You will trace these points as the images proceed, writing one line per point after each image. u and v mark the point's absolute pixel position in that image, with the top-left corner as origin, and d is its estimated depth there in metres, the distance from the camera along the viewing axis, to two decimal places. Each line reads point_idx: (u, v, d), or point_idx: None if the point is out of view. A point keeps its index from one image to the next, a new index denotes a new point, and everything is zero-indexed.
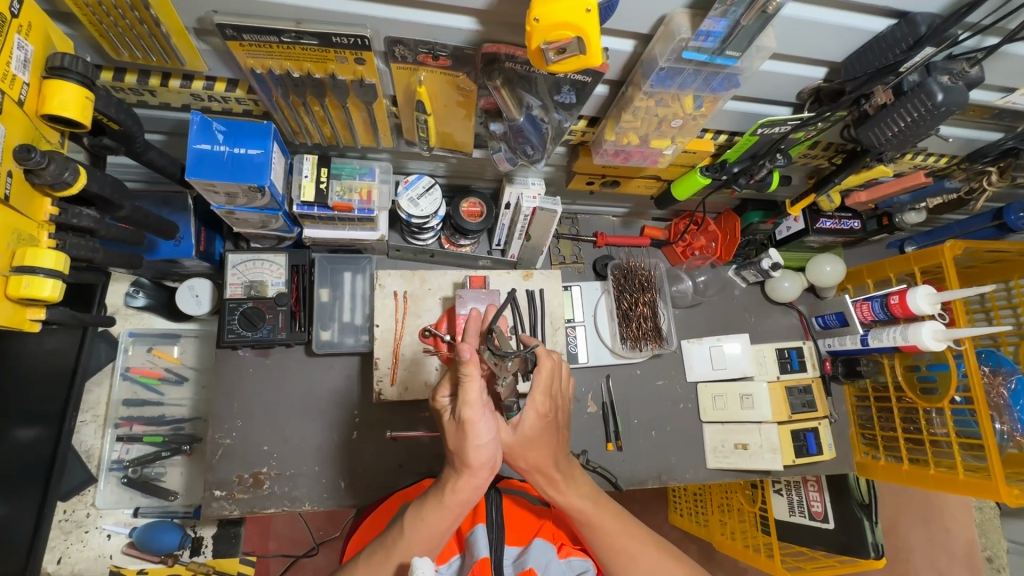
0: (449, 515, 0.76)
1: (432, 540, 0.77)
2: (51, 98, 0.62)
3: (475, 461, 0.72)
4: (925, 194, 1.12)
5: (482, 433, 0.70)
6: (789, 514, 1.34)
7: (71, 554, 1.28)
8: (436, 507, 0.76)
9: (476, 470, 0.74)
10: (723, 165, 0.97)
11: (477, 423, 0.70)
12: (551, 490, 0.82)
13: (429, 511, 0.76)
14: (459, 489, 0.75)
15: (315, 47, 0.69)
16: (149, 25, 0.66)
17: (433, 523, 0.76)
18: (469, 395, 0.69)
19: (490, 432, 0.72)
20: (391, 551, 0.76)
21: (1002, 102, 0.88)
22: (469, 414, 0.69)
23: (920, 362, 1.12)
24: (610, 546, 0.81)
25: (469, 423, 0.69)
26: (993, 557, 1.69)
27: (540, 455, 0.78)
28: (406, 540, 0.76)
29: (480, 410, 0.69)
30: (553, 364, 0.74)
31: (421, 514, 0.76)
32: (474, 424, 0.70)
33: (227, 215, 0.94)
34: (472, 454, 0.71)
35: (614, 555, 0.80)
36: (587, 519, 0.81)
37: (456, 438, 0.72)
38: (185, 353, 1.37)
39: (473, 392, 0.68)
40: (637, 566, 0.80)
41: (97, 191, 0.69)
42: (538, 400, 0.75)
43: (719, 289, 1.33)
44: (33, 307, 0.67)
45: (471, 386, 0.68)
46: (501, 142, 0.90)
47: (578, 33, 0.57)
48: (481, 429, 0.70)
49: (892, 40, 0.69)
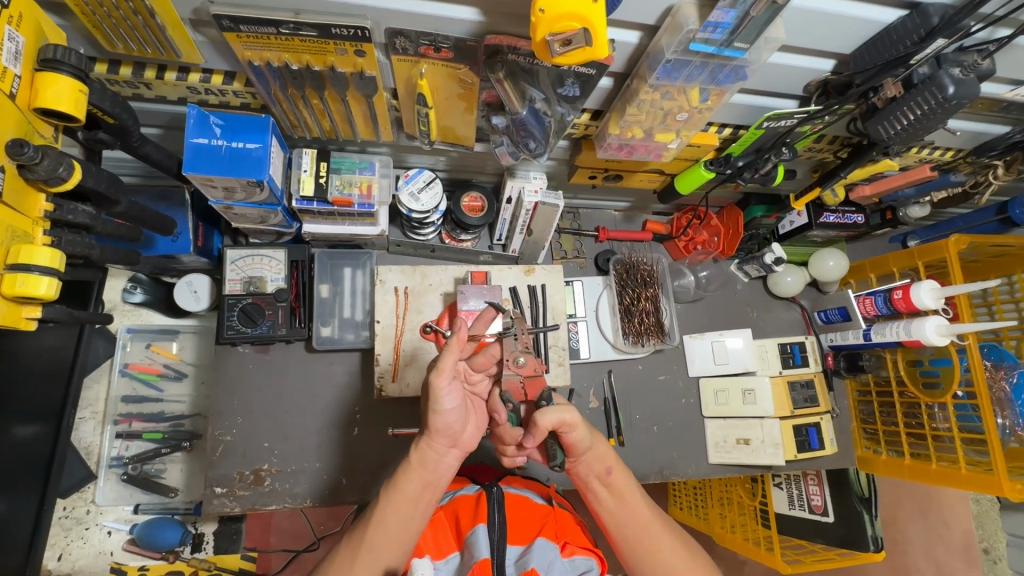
0: (416, 478, 0.76)
1: (406, 511, 0.75)
2: (44, 90, 0.61)
3: (434, 425, 0.75)
4: (929, 188, 1.11)
5: (444, 401, 0.74)
6: (788, 507, 1.35)
7: (72, 551, 1.28)
8: (404, 472, 0.76)
9: (434, 435, 0.76)
10: (728, 159, 0.95)
11: (441, 390, 0.73)
12: (598, 451, 0.81)
13: (400, 478, 0.76)
14: (420, 452, 0.77)
15: (314, 39, 0.68)
16: (143, 16, 0.64)
17: (402, 487, 0.75)
18: (442, 363, 0.72)
19: (454, 401, 0.75)
20: (367, 528, 0.73)
21: (1011, 95, 0.87)
22: (435, 379, 0.73)
23: (922, 357, 1.11)
24: (643, 519, 0.80)
25: (434, 389, 0.73)
26: (989, 548, 1.69)
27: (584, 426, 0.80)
28: (382, 513, 0.74)
29: (448, 380, 0.73)
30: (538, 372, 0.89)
31: (393, 483, 0.76)
32: (438, 390, 0.73)
33: (226, 210, 0.92)
34: (432, 417, 0.74)
35: (642, 528, 0.79)
36: (628, 484, 0.81)
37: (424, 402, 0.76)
38: (184, 349, 1.36)
39: (445, 359, 0.72)
40: (665, 542, 0.79)
41: (92, 187, 0.68)
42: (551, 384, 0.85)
43: (722, 283, 1.32)
44: (28, 304, 0.65)
45: (443, 354, 0.72)
46: (503, 136, 0.88)
47: (583, 24, 0.55)
48: (446, 395, 0.74)
49: (902, 31, 0.68)
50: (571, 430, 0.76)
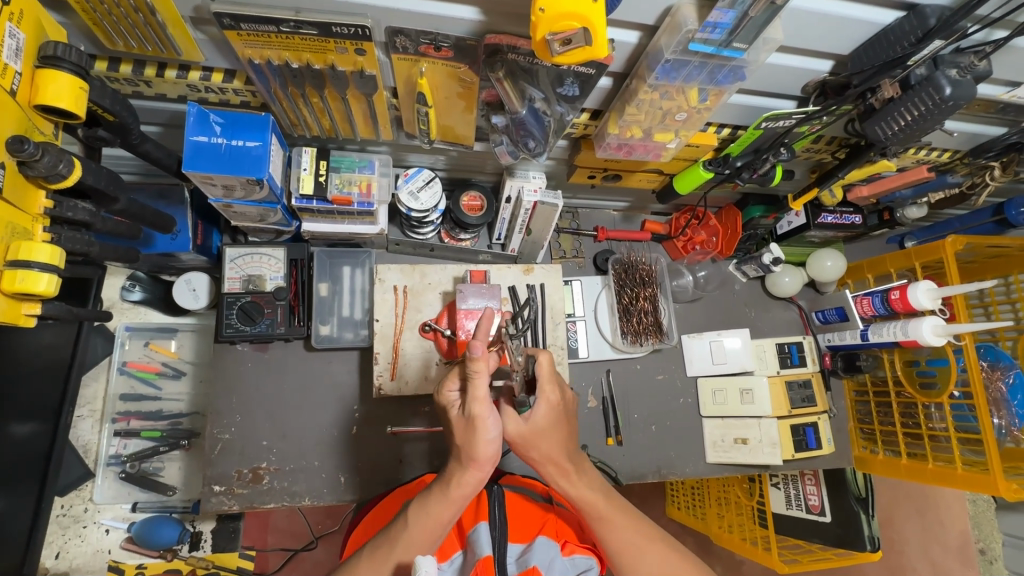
0: (454, 506, 0.75)
1: (435, 533, 0.76)
2: (44, 87, 0.61)
3: (483, 455, 0.72)
4: (927, 189, 1.12)
5: (492, 429, 0.71)
6: (786, 507, 1.34)
7: (69, 549, 1.28)
8: (441, 500, 0.76)
9: (482, 465, 0.73)
10: (726, 159, 0.96)
11: (487, 419, 0.71)
12: (562, 482, 0.82)
13: (434, 503, 0.76)
14: (464, 483, 0.75)
15: (314, 37, 0.68)
16: (144, 14, 0.64)
17: (435, 515, 0.75)
18: (479, 391, 0.70)
19: (498, 426, 0.73)
20: (394, 545, 0.75)
21: (1007, 97, 0.87)
22: (478, 409, 0.70)
23: (919, 357, 1.11)
24: (621, 544, 0.80)
25: (478, 419, 0.70)
26: (985, 549, 1.69)
27: (551, 446, 0.79)
28: (410, 533, 0.75)
29: (489, 407, 0.71)
30: (555, 363, 0.77)
31: (426, 508, 0.76)
32: (483, 420, 0.71)
33: (225, 208, 0.92)
34: (481, 448, 0.72)
35: (622, 551, 0.80)
36: (600, 512, 0.81)
37: (464, 434, 0.73)
38: (182, 347, 1.36)
39: (481, 387, 0.70)
40: (645, 563, 0.80)
41: (92, 184, 0.68)
42: (548, 392, 0.76)
43: (720, 284, 1.32)
44: (28, 301, 0.65)
45: (479, 382, 0.70)
46: (502, 135, 0.89)
47: (583, 24, 0.56)
48: (490, 423, 0.71)
49: (900, 32, 0.68)
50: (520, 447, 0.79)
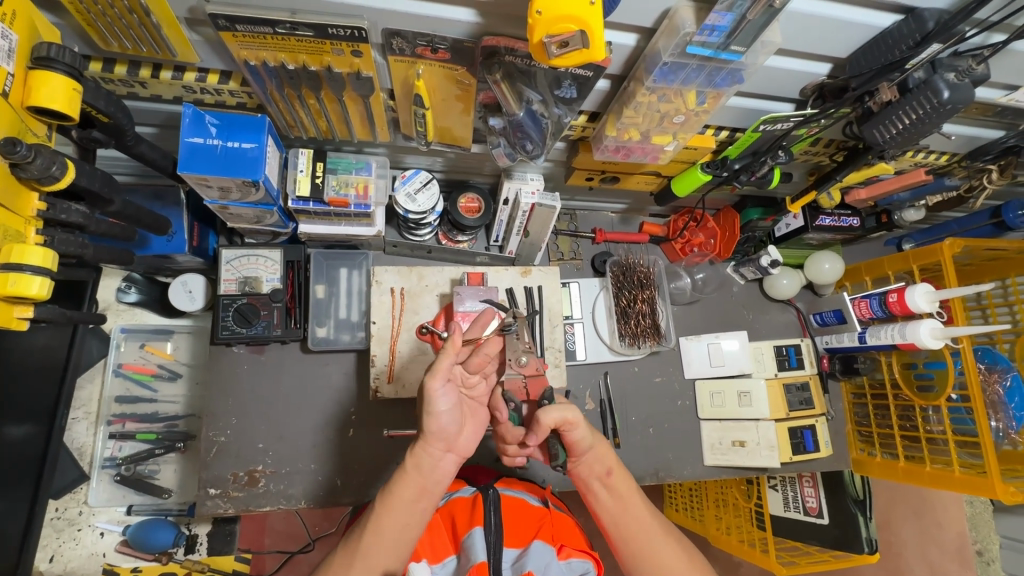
0: (411, 485, 0.73)
1: (401, 519, 0.72)
2: (37, 89, 0.60)
3: (430, 428, 0.73)
4: (924, 191, 1.11)
5: (439, 402, 0.72)
6: (783, 509, 1.32)
7: (64, 552, 1.27)
8: (400, 478, 0.73)
9: (431, 438, 0.73)
10: (724, 162, 0.95)
11: (436, 390, 0.71)
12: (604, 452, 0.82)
13: (395, 484, 0.73)
14: (418, 455, 0.74)
15: (311, 39, 0.67)
16: (139, 15, 0.64)
17: (397, 496, 0.72)
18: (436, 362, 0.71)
19: (448, 401, 0.73)
20: (362, 536, 0.72)
21: (1005, 100, 0.87)
22: (428, 379, 0.71)
23: (916, 360, 1.11)
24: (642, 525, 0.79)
25: (427, 389, 0.71)
26: (983, 551, 1.69)
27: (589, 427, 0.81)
28: (377, 521, 0.72)
29: (440, 380, 0.71)
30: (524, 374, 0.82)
31: (388, 490, 0.73)
32: (432, 390, 0.71)
33: (222, 210, 0.92)
34: (428, 419, 0.72)
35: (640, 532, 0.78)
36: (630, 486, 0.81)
37: (420, 404, 0.75)
38: (178, 349, 1.35)
39: (439, 360, 0.71)
40: (665, 547, 0.77)
41: (86, 186, 0.67)
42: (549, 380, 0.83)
43: (718, 286, 1.32)
44: (20, 304, 0.65)
45: (437, 355, 0.71)
46: (500, 137, 0.88)
47: (581, 26, 0.56)
48: (439, 395, 0.72)
49: (898, 36, 0.68)
50: (573, 428, 0.78)
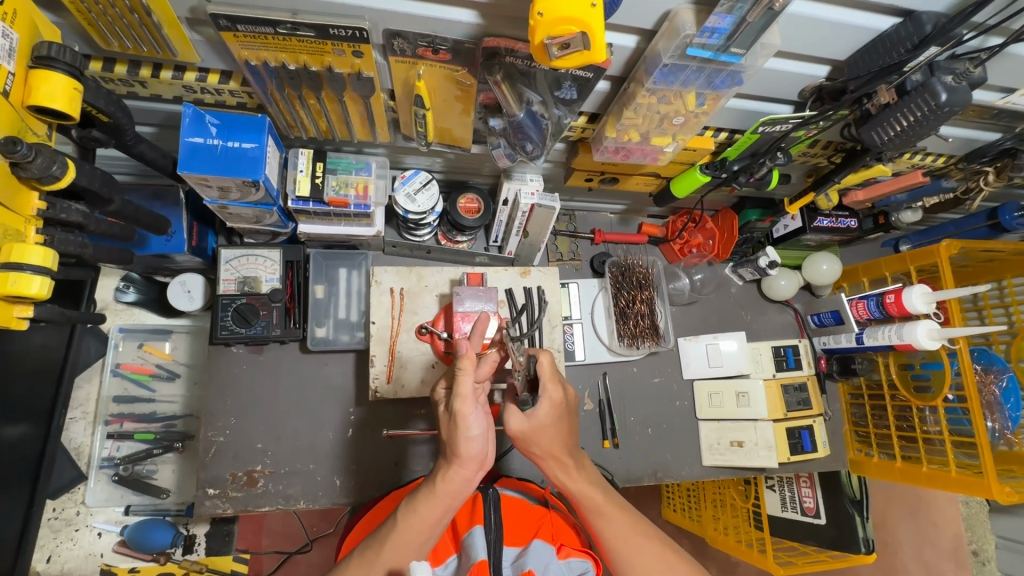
0: (441, 505, 0.74)
1: (422, 535, 0.74)
2: (37, 88, 0.60)
3: (465, 452, 0.72)
4: (922, 193, 1.10)
5: (473, 425, 0.71)
6: (780, 509, 1.34)
7: (61, 552, 1.27)
8: (427, 497, 0.74)
9: (466, 462, 0.73)
10: (723, 163, 0.96)
11: (469, 414, 0.71)
12: (561, 476, 0.82)
13: (421, 501, 0.75)
14: (450, 479, 0.74)
15: (312, 39, 0.67)
16: (140, 14, 0.64)
17: (424, 515, 0.74)
18: (462, 388, 0.71)
19: (481, 425, 0.72)
20: (383, 546, 0.73)
21: (1002, 103, 0.88)
22: (460, 405, 0.71)
23: (913, 361, 1.13)
24: (617, 536, 0.79)
25: (459, 415, 0.71)
26: (978, 551, 1.70)
27: (553, 442, 0.79)
28: (399, 533, 0.74)
29: (471, 404, 0.71)
30: (555, 363, 0.80)
31: (413, 506, 0.75)
32: (464, 416, 0.71)
33: (221, 209, 0.92)
34: (463, 445, 0.72)
35: (618, 544, 0.78)
36: (597, 504, 0.80)
37: (448, 429, 0.74)
38: (177, 348, 1.34)
39: (465, 384, 0.71)
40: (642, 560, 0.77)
41: (85, 185, 0.67)
42: (551, 390, 0.78)
43: (716, 287, 1.33)
44: (20, 304, 0.65)
45: (463, 379, 0.71)
46: (499, 138, 0.88)
47: (582, 28, 0.56)
48: (472, 420, 0.72)
49: (896, 38, 0.68)
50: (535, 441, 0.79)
